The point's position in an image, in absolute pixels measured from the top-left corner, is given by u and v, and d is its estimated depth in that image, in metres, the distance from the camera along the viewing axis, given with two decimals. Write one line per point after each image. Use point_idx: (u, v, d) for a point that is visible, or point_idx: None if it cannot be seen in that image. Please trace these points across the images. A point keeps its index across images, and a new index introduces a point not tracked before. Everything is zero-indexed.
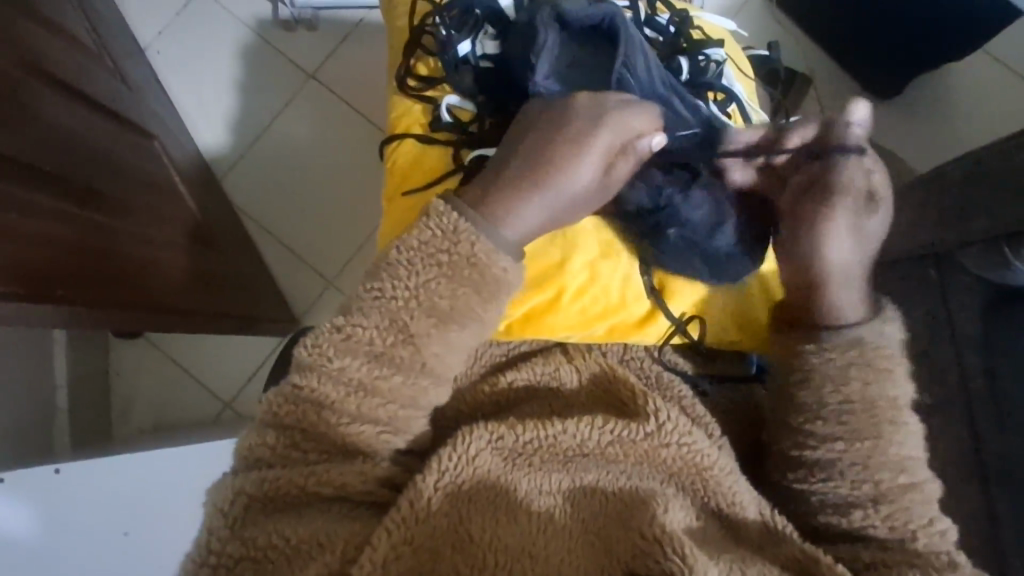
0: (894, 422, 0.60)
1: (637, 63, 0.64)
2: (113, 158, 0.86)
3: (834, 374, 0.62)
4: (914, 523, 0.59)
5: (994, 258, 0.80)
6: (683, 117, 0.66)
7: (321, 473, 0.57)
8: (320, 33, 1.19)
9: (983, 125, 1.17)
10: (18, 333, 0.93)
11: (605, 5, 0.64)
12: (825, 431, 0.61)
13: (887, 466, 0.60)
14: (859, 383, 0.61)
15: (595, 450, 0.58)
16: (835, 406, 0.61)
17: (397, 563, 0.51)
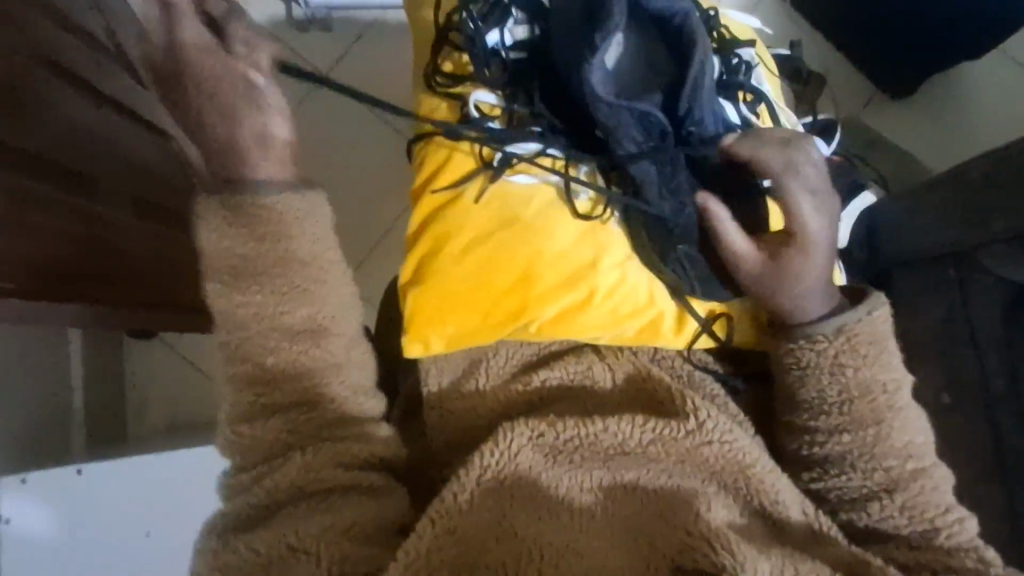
0: (891, 408, 0.62)
1: (695, 69, 0.61)
2: (133, 159, 0.86)
3: (836, 364, 0.62)
4: (930, 511, 0.60)
5: (1019, 257, 0.81)
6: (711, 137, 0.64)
7: (294, 467, 0.57)
8: (336, 35, 1.19)
9: (998, 124, 1.18)
10: (33, 334, 0.93)
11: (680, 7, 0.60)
12: (827, 425, 0.62)
13: (894, 453, 0.61)
14: (855, 371, 0.62)
15: (636, 449, 0.57)
16: (836, 398, 0.62)
17: (442, 552, 0.50)
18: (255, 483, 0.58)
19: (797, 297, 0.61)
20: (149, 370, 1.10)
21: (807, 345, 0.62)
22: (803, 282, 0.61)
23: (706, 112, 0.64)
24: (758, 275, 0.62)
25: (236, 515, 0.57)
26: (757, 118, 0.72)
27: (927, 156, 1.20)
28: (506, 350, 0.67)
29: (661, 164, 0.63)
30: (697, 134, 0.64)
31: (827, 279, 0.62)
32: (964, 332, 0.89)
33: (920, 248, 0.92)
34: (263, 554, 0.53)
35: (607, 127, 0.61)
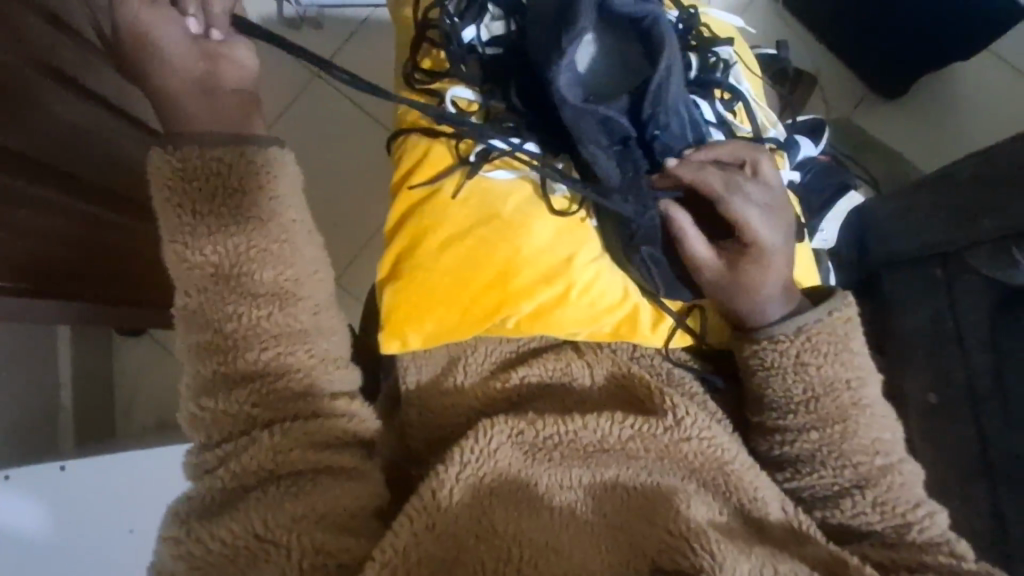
0: (856, 405, 0.62)
1: (660, 75, 0.61)
2: (124, 156, 0.85)
3: (799, 363, 0.62)
4: (899, 505, 0.61)
5: (1002, 259, 0.83)
6: (679, 140, 0.65)
7: (261, 449, 0.56)
8: (326, 32, 1.19)
9: (987, 125, 1.19)
10: (19, 331, 0.92)
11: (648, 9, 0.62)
12: (797, 423, 0.63)
13: (862, 450, 0.62)
14: (818, 369, 0.62)
15: (615, 445, 0.57)
16: (801, 397, 0.63)
17: (419, 549, 0.50)
18: (221, 465, 0.56)
19: (756, 302, 0.63)
20: (138, 367, 1.10)
21: (769, 346, 0.63)
22: (758, 288, 0.62)
23: (673, 118, 0.64)
24: (717, 280, 0.63)
25: (203, 497, 0.56)
26: (732, 117, 0.73)
27: (917, 156, 1.20)
28: (486, 347, 0.67)
29: (624, 167, 0.64)
30: (661, 139, 0.64)
31: (783, 283, 0.63)
32: (949, 333, 0.91)
33: (900, 249, 0.94)
34: (231, 543, 0.53)
35: (570, 129, 0.61)
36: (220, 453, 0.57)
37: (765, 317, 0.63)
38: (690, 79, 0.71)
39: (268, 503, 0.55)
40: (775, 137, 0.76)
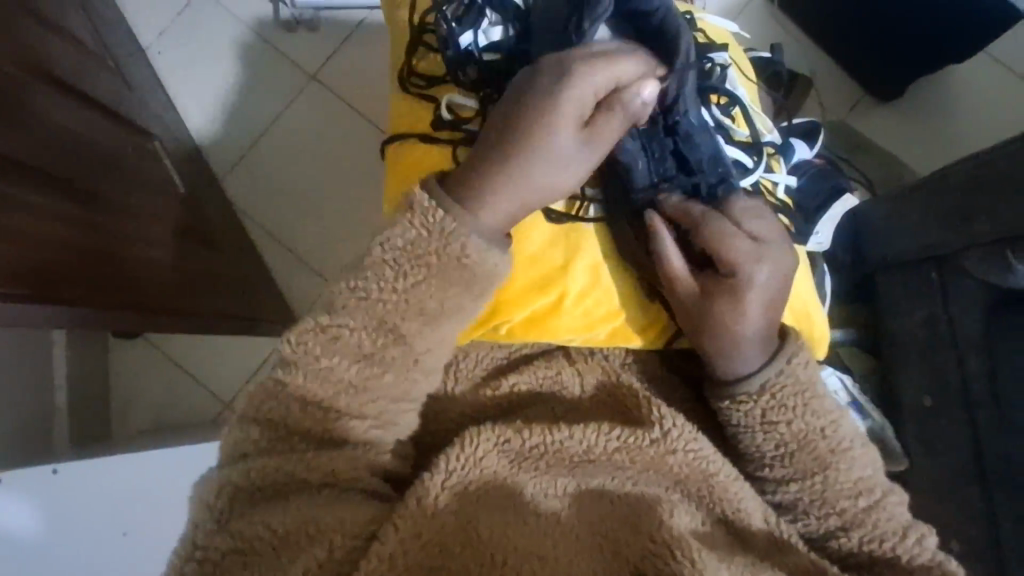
0: (834, 452, 0.61)
1: (682, 57, 0.61)
2: (118, 159, 0.86)
3: (765, 421, 0.61)
4: (887, 541, 0.59)
5: (996, 263, 0.83)
6: (703, 130, 0.64)
7: (343, 457, 0.55)
8: (322, 34, 1.19)
9: (984, 127, 1.18)
10: (17, 336, 0.93)
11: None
12: (776, 475, 0.62)
13: (845, 494, 0.60)
14: (787, 426, 0.60)
15: (602, 456, 0.58)
16: (773, 453, 0.62)
17: (407, 555, 0.49)
18: (287, 453, 0.55)
19: (723, 342, 0.60)
20: (137, 369, 1.11)
21: (732, 406, 0.61)
22: (732, 330, 0.60)
23: (694, 105, 0.64)
24: (691, 306, 0.61)
25: (265, 475, 0.54)
26: (730, 122, 0.72)
27: (912, 158, 1.20)
28: (477, 354, 0.66)
29: (648, 150, 0.64)
30: (684, 125, 0.63)
31: (763, 329, 0.60)
32: (948, 338, 0.93)
33: (906, 249, 0.95)
34: (281, 533, 0.51)
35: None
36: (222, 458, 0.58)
37: (734, 367, 0.60)
38: None
39: (323, 505, 0.53)
40: (773, 141, 0.76)
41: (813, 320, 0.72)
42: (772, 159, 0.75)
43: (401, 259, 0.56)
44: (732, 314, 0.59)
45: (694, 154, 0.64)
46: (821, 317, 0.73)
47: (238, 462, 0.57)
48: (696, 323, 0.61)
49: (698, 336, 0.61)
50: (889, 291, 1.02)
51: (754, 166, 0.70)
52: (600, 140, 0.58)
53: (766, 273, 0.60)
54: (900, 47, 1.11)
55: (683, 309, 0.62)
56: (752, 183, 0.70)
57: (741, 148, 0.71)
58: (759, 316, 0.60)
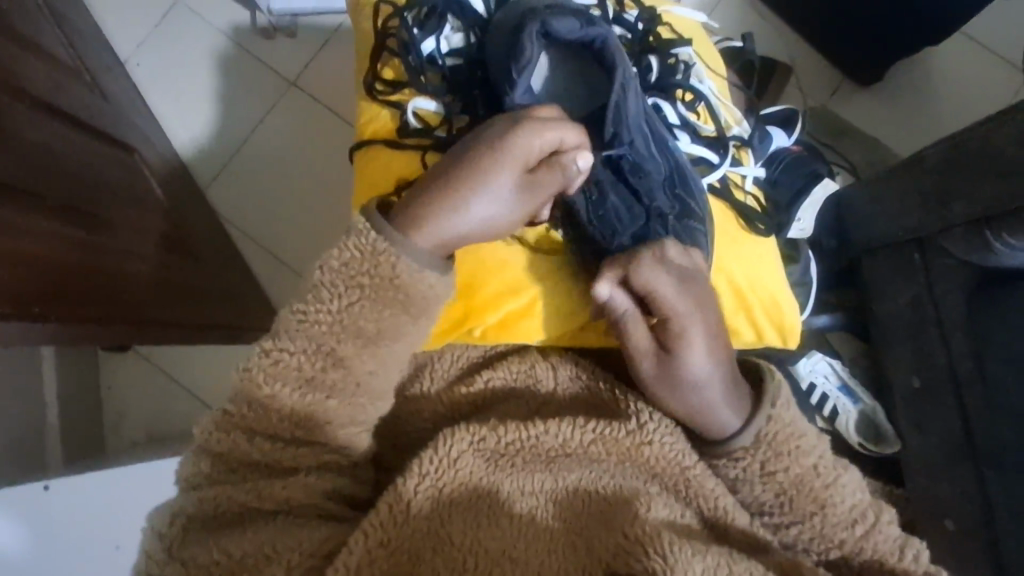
0: (829, 485, 0.59)
1: (617, 95, 0.61)
2: (101, 174, 0.86)
3: (764, 472, 0.59)
4: (886, 561, 0.58)
5: (976, 242, 0.83)
6: (652, 153, 0.65)
7: (296, 486, 0.56)
8: (300, 40, 1.19)
9: (962, 107, 1.19)
10: (7, 353, 0.93)
11: (597, 26, 0.62)
12: (774, 521, 0.60)
13: (842, 526, 0.59)
14: (786, 473, 0.59)
15: (578, 449, 0.58)
16: (771, 500, 0.60)
17: (374, 567, 0.51)
18: (244, 483, 0.57)
19: (683, 397, 0.58)
20: (127, 384, 1.12)
21: (729, 464, 0.60)
22: (712, 395, 0.57)
23: (638, 135, 0.63)
24: (666, 379, 0.58)
25: (219, 506, 0.56)
26: (696, 118, 0.73)
27: (894, 140, 1.20)
28: (453, 353, 0.67)
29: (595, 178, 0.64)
30: (629, 158, 0.64)
31: (733, 380, 0.59)
32: (930, 317, 0.93)
33: (885, 232, 0.97)
34: (237, 558, 0.52)
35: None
36: (205, 468, 0.58)
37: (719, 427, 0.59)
38: (650, 82, 0.72)
39: (277, 530, 0.54)
40: (740, 134, 0.76)
41: (783, 309, 0.72)
42: (741, 152, 0.76)
43: (337, 279, 0.56)
44: (711, 375, 0.57)
45: (643, 180, 0.65)
46: (791, 306, 0.73)
47: (218, 471, 0.58)
48: (679, 398, 0.58)
49: (682, 409, 0.58)
50: (873, 274, 1.03)
51: (721, 161, 0.72)
52: (537, 191, 0.58)
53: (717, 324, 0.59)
54: (876, 31, 1.11)
55: (663, 387, 0.58)
56: (718, 179, 0.72)
57: (707, 144, 0.73)
58: (712, 358, 0.57)
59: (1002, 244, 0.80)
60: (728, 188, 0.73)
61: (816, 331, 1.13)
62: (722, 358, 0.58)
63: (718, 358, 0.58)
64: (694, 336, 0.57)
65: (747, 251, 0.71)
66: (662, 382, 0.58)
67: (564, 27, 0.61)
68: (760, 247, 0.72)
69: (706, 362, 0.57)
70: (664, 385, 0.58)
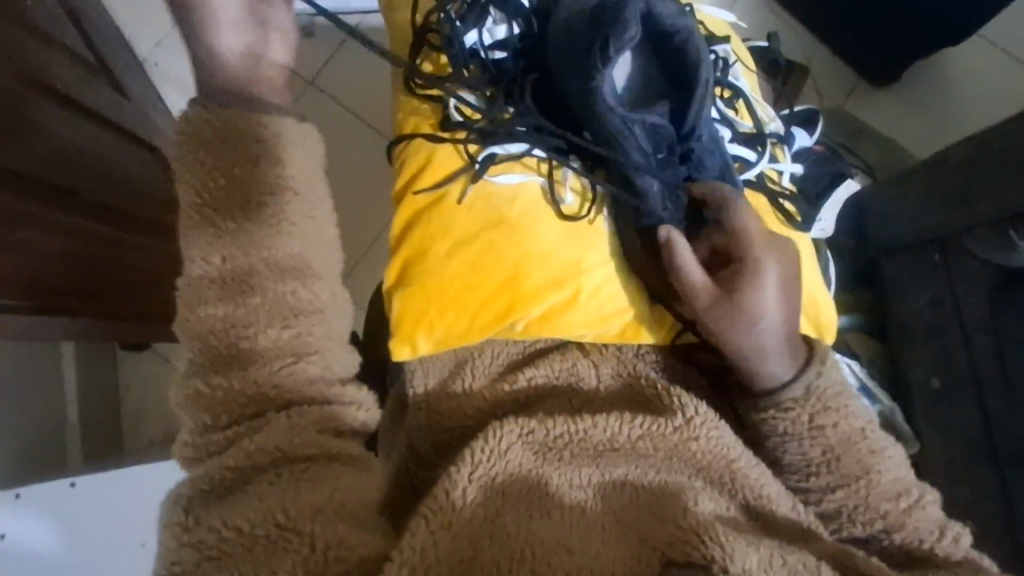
0: (874, 450, 0.61)
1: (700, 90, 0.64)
2: (130, 177, 0.86)
3: (813, 425, 0.60)
4: (925, 541, 0.58)
5: (999, 241, 0.84)
6: (709, 146, 0.67)
7: (284, 429, 0.49)
8: (319, 40, 1.19)
9: (979, 110, 1.20)
10: (28, 351, 0.93)
11: (685, 20, 0.65)
12: (820, 484, 0.61)
13: (886, 496, 0.59)
14: (834, 429, 0.60)
15: (626, 445, 0.58)
16: (820, 459, 0.60)
17: (437, 548, 0.48)
18: (235, 444, 0.49)
19: (757, 334, 0.58)
20: (145, 381, 1.11)
21: (779, 414, 0.60)
22: (767, 341, 0.58)
23: (705, 130, 0.67)
24: (723, 326, 0.58)
25: (213, 478, 0.48)
26: (734, 114, 0.74)
27: (911, 142, 1.20)
28: (492, 350, 0.66)
29: (664, 176, 0.65)
30: (696, 150, 0.66)
31: (789, 337, 0.60)
32: (952, 316, 0.94)
33: (905, 233, 0.97)
34: (245, 530, 0.45)
35: (616, 120, 0.62)
36: (192, 437, 0.51)
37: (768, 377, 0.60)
38: None
39: (286, 491, 0.47)
40: (776, 131, 0.76)
41: (820, 307, 0.72)
42: (778, 149, 0.76)
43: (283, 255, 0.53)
44: (771, 324, 0.58)
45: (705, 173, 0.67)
46: (827, 304, 0.73)
47: (202, 434, 0.50)
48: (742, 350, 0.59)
49: (743, 360, 0.59)
50: (894, 274, 1.03)
51: (758, 158, 0.72)
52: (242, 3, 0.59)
53: (785, 277, 0.59)
54: (897, 33, 1.11)
55: (723, 338, 0.59)
56: (756, 175, 0.72)
57: (745, 140, 0.73)
58: (778, 308, 0.58)
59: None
60: (764, 183, 0.73)
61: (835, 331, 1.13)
62: (787, 312, 0.60)
63: (784, 311, 0.59)
64: (766, 271, 0.58)
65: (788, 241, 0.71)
66: (722, 331, 0.59)
67: (665, 14, 0.64)
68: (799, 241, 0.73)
69: (773, 304, 0.58)
70: (725, 334, 0.59)
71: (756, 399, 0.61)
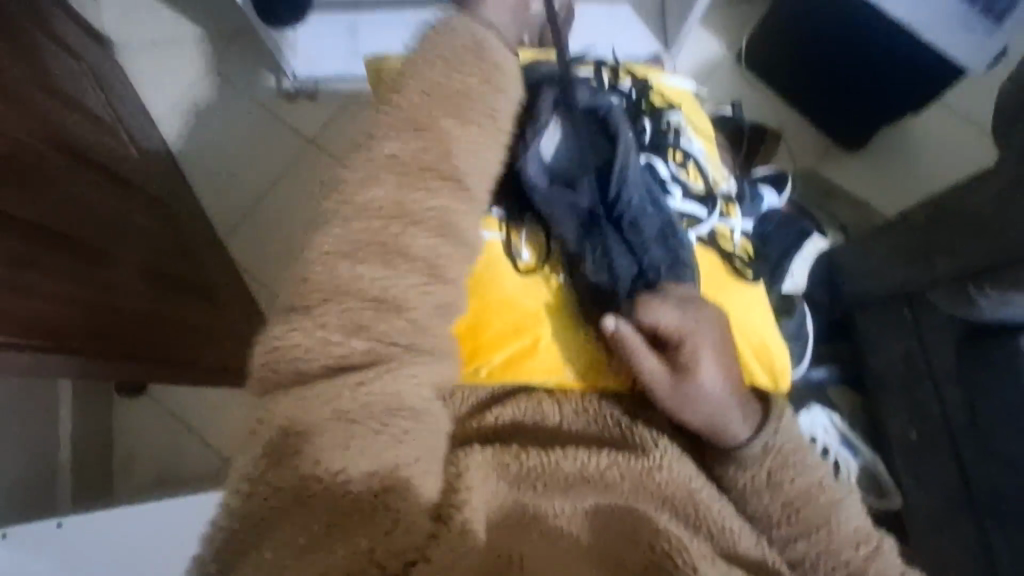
0: (830, 500, 0.60)
1: (620, 159, 0.72)
2: (137, 228, 0.91)
3: (771, 481, 0.61)
4: None
5: (963, 296, 0.83)
6: (645, 208, 0.73)
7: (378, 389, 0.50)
8: (321, 103, 1.27)
9: (944, 172, 1.26)
10: (29, 391, 0.96)
11: (603, 100, 0.73)
12: (782, 535, 0.60)
13: (847, 544, 0.58)
14: (792, 483, 0.61)
15: (596, 475, 0.59)
16: (781, 510, 0.60)
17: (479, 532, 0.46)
18: (324, 395, 0.48)
19: (697, 409, 0.61)
20: (140, 426, 1.14)
21: (738, 469, 0.62)
22: (721, 406, 0.61)
23: (636, 193, 0.73)
24: (682, 402, 0.61)
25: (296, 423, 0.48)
26: (686, 176, 0.80)
27: (880, 201, 1.26)
28: (464, 394, 0.68)
29: (596, 241, 0.72)
30: (629, 213, 0.73)
31: (737, 396, 0.63)
32: (922, 368, 0.97)
33: (876, 288, 1.02)
34: (328, 481, 0.45)
35: (545, 201, 0.70)
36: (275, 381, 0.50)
37: (733, 433, 0.61)
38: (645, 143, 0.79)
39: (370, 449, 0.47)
40: (728, 191, 0.82)
41: (773, 354, 0.77)
42: (730, 206, 0.81)
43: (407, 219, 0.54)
44: (722, 391, 0.61)
45: (641, 234, 0.73)
46: (782, 354, 0.78)
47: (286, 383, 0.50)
48: (704, 418, 0.61)
49: (704, 428, 0.61)
50: (869, 327, 1.07)
51: (708, 215, 0.78)
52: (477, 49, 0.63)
53: (718, 350, 0.64)
54: (866, 102, 1.18)
55: (685, 410, 0.61)
56: (706, 231, 0.78)
57: (697, 199, 0.79)
58: (721, 377, 0.62)
59: (983, 298, 0.80)
60: (718, 240, 0.79)
61: (814, 384, 1.15)
62: (732, 376, 0.64)
63: (727, 377, 0.63)
64: (705, 349, 0.62)
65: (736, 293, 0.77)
66: (683, 404, 0.61)
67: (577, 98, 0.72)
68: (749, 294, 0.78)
69: (718, 375, 0.62)
70: (687, 406, 0.61)
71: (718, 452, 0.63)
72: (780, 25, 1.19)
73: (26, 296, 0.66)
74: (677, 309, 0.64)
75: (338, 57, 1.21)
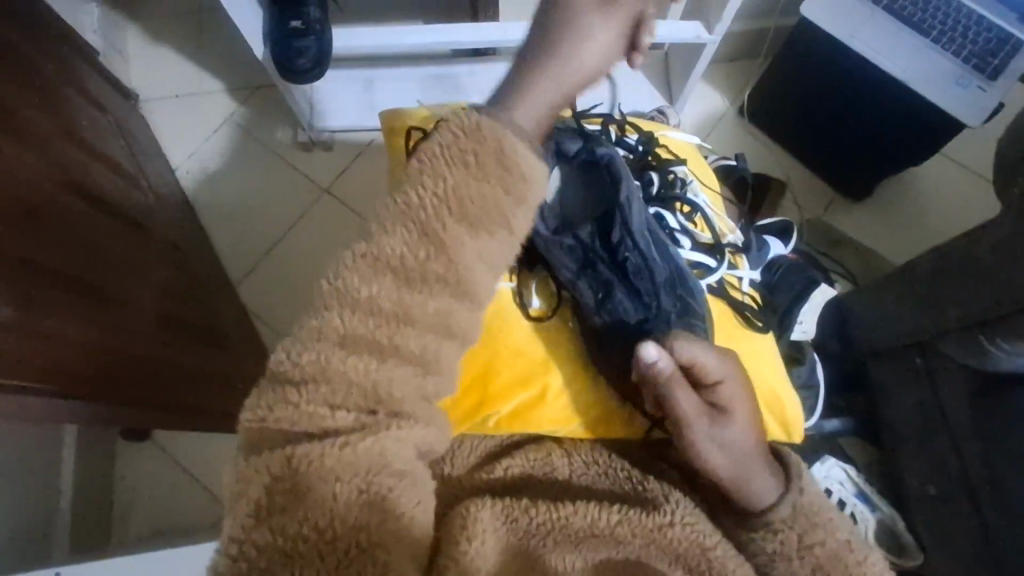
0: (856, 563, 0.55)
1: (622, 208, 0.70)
2: (153, 274, 0.92)
3: (801, 546, 0.57)
4: None
5: (973, 345, 0.86)
6: (651, 256, 0.72)
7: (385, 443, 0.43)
8: (336, 153, 1.31)
9: (949, 223, 1.28)
10: (34, 438, 0.96)
11: (603, 147, 0.70)
12: None
13: None
14: (823, 547, 0.57)
15: (606, 531, 0.58)
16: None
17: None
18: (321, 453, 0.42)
19: (715, 461, 0.56)
20: (143, 472, 1.13)
21: (767, 536, 0.58)
22: (746, 467, 0.57)
23: (640, 241, 0.71)
24: (707, 455, 0.56)
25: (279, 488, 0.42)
26: (694, 227, 0.81)
27: (888, 251, 1.27)
28: (471, 442, 0.69)
29: (599, 286, 0.72)
30: (632, 260, 0.71)
31: (762, 453, 0.58)
32: (938, 421, 0.95)
33: (887, 338, 1.01)
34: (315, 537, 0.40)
35: (551, 249, 0.71)
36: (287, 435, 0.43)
37: (759, 498, 0.57)
38: (652, 195, 0.80)
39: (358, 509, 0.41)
40: (735, 242, 0.83)
41: (786, 405, 0.78)
42: (738, 256, 0.83)
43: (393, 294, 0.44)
44: (747, 446, 0.57)
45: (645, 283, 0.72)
46: (793, 401, 0.79)
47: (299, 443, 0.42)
48: (728, 475, 0.56)
49: (728, 485, 0.57)
50: (882, 377, 1.06)
51: (718, 265, 0.79)
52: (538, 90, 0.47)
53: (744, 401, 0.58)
54: (869, 155, 1.20)
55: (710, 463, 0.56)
56: (717, 280, 0.78)
57: (705, 250, 0.80)
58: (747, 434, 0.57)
59: (995, 348, 0.82)
60: (728, 289, 0.80)
61: (827, 436, 1.13)
62: (755, 433, 0.59)
63: (751, 431, 0.58)
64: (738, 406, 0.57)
65: (744, 346, 0.77)
66: (708, 457, 0.56)
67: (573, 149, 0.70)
68: (757, 344, 0.79)
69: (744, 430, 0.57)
70: (712, 460, 0.56)
71: (745, 518, 0.59)
72: (781, 81, 1.23)
73: (43, 341, 0.67)
74: (714, 352, 0.57)
75: (349, 110, 1.27)
